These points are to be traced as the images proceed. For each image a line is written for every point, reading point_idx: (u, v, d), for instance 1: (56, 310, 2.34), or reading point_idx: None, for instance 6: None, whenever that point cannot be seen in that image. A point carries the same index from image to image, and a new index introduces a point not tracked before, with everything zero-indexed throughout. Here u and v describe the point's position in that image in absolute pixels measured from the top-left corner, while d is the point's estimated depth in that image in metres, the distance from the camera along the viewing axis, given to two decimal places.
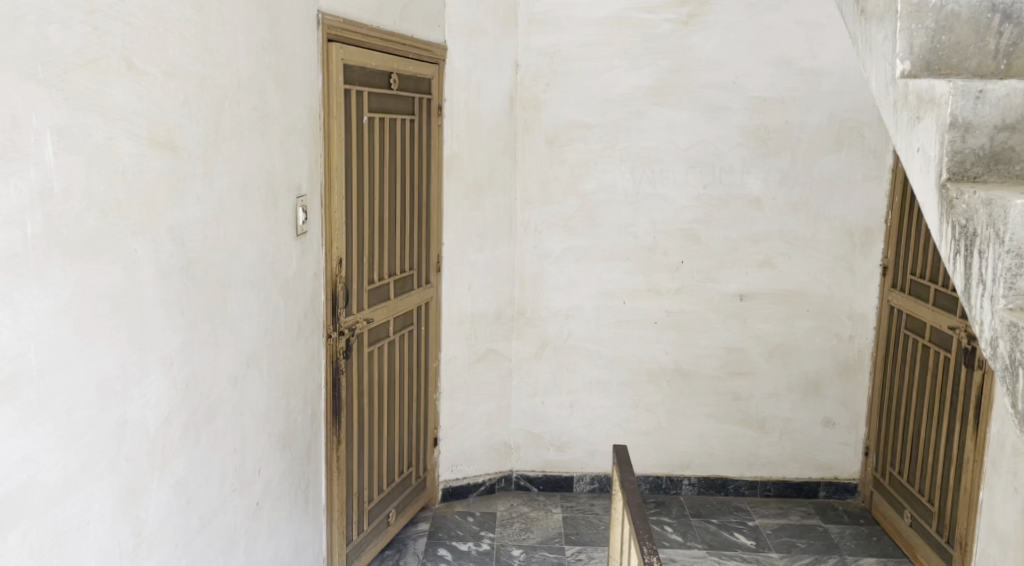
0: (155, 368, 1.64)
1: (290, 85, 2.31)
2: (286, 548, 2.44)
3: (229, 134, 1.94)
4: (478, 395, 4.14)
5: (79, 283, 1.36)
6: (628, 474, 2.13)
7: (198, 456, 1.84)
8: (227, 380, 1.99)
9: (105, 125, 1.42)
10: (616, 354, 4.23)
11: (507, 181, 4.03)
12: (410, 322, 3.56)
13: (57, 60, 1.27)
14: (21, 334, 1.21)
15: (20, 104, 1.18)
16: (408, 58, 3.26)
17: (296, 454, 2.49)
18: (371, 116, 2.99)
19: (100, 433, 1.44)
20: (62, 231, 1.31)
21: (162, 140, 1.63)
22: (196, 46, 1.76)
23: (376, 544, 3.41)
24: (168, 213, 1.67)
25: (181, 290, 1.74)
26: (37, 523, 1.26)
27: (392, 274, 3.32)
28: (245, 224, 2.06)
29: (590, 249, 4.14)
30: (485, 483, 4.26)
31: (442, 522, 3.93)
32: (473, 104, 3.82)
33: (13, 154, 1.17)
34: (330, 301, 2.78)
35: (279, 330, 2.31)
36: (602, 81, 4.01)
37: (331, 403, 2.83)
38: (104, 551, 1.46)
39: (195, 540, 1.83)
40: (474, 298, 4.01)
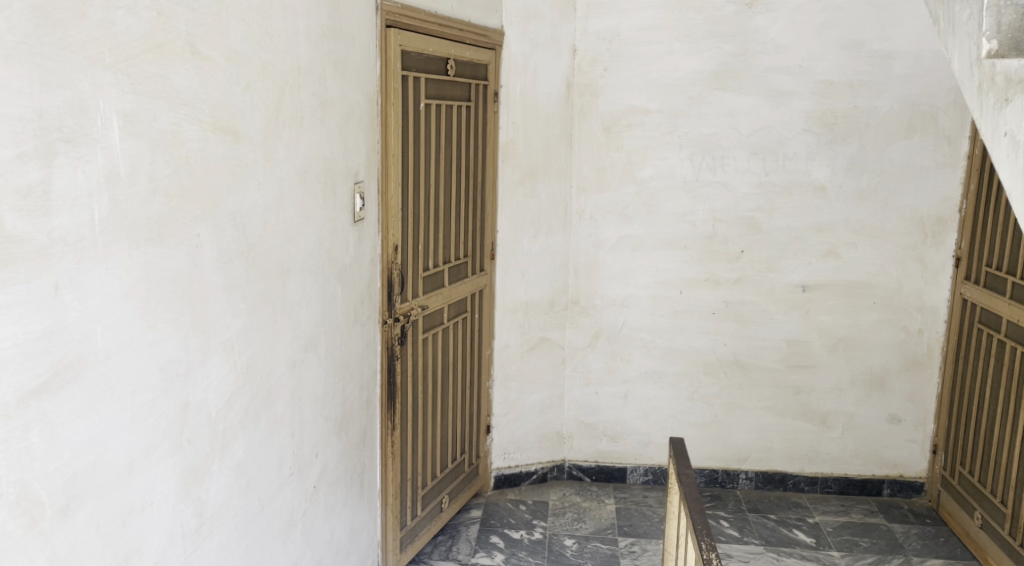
0: (216, 351, 1.66)
1: (349, 73, 2.32)
2: (342, 531, 2.48)
3: (289, 119, 1.95)
4: (531, 384, 4.12)
5: (143, 267, 1.39)
6: (684, 467, 2.10)
7: (258, 440, 1.87)
8: (286, 363, 2.02)
9: (169, 110, 1.45)
10: (671, 344, 4.17)
11: (563, 167, 3.98)
12: (464, 309, 3.57)
13: (123, 45, 1.30)
14: (88, 317, 1.25)
15: (88, 89, 1.22)
16: (465, 43, 3.25)
17: (352, 438, 2.52)
18: (428, 102, 2.98)
19: (164, 416, 1.47)
20: (129, 215, 1.34)
21: (225, 126, 1.65)
22: (258, 31, 1.77)
23: (430, 530, 3.45)
24: (231, 198, 1.69)
25: (242, 275, 1.76)
26: (104, 502, 1.31)
27: (447, 261, 3.32)
28: (304, 210, 2.07)
29: (646, 238, 4.08)
30: (538, 472, 4.25)
31: (495, 509, 3.95)
32: (529, 90, 3.80)
33: (82, 139, 1.21)
34: (386, 287, 2.79)
35: (336, 316, 2.34)
36: (662, 65, 3.93)
37: (386, 388, 2.86)
38: (167, 531, 1.50)
39: (255, 521, 1.87)
40: (528, 287, 3.99)
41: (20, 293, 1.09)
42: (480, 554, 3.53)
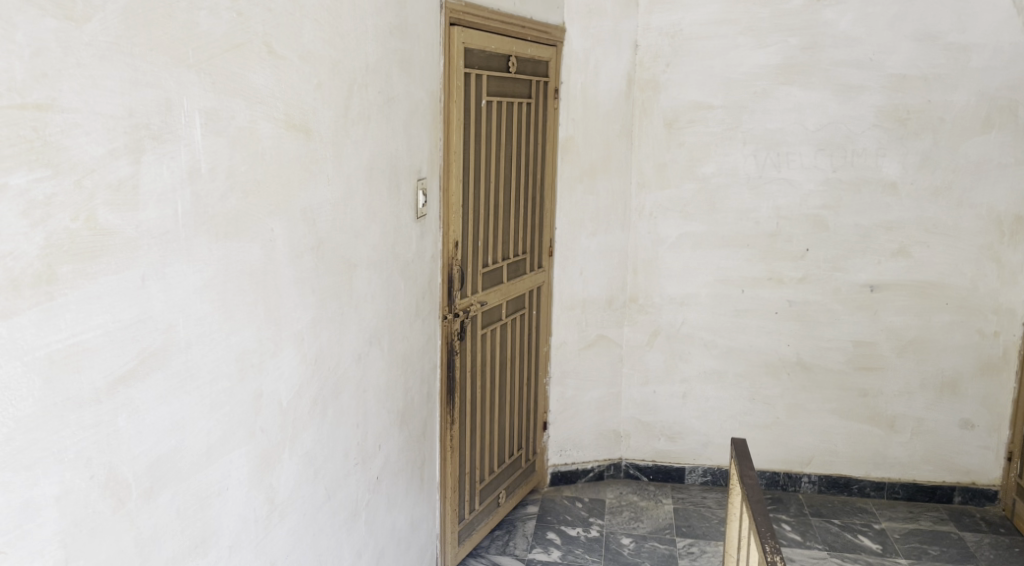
0: (288, 343, 1.72)
1: (414, 70, 2.35)
2: (403, 522, 2.52)
3: (357, 117, 1.99)
4: (589, 381, 4.10)
5: (222, 260, 1.47)
6: (747, 468, 2.07)
7: (325, 430, 1.91)
8: (353, 356, 2.06)
9: (247, 107, 1.51)
10: (732, 344, 4.11)
11: (623, 164, 3.95)
12: (523, 305, 3.58)
13: (205, 45, 1.36)
14: (172, 307, 1.33)
15: (173, 88, 1.29)
16: (526, 40, 3.25)
17: (413, 431, 2.56)
18: (489, 100, 3.00)
19: (239, 405, 1.54)
20: (208, 210, 1.41)
21: (297, 123, 1.70)
22: (329, 30, 1.81)
23: (487, 524, 3.48)
24: (302, 194, 1.74)
25: (312, 269, 1.81)
26: (183, 485, 1.38)
27: (506, 258, 3.34)
28: (371, 206, 2.11)
29: (708, 235, 4.02)
30: (595, 469, 4.23)
31: (551, 505, 3.96)
32: (590, 86, 3.79)
33: (168, 136, 1.29)
34: (446, 282, 2.83)
35: (399, 311, 2.37)
36: (726, 60, 3.86)
37: (446, 382, 2.89)
38: (241, 516, 1.56)
39: (322, 510, 1.91)
40: (586, 284, 3.98)
41: (110, 283, 1.18)
42: (537, 550, 3.54)
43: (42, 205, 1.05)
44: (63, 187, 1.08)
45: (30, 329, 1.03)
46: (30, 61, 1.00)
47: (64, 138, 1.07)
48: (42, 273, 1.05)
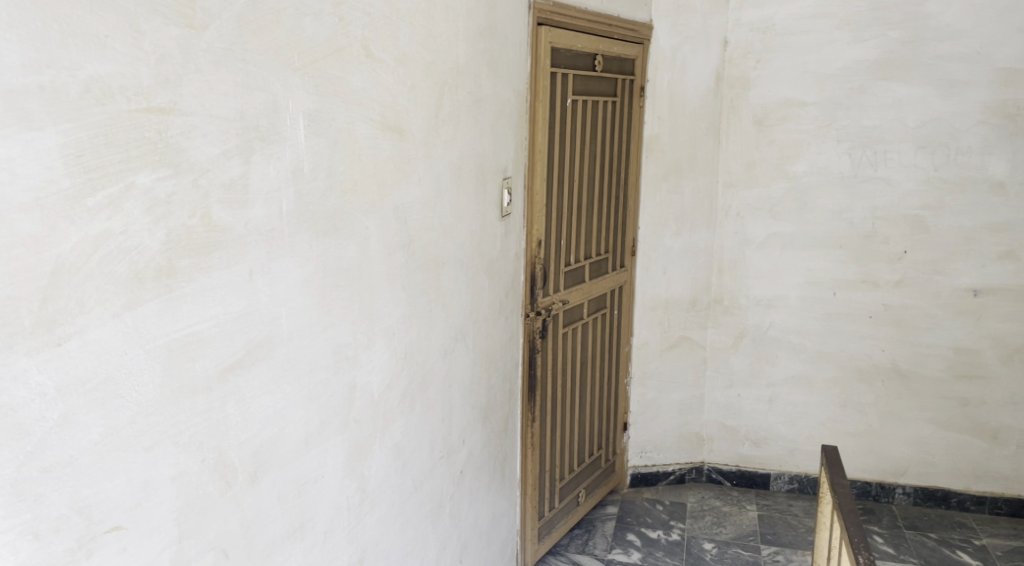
0: (380, 337, 1.78)
1: (502, 70, 2.38)
2: (485, 517, 2.55)
3: (448, 117, 2.03)
4: (672, 383, 4.05)
5: (322, 257, 1.55)
6: (838, 477, 2.01)
7: (414, 422, 1.96)
8: (439, 351, 2.10)
9: (345, 109, 1.58)
10: (822, 348, 3.97)
11: (710, 163, 3.88)
12: (604, 305, 3.57)
13: (310, 49, 1.44)
14: (275, 301, 1.42)
15: (280, 91, 1.38)
16: (613, 39, 3.24)
17: (495, 427, 2.59)
18: (575, 99, 3.01)
19: (335, 396, 1.61)
20: (309, 209, 1.49)
21: (391, 125, 1.76)
22: (423, 33, 1.85)
23: (566, 523, 3.49)
24: (395, 193, 1.80)
25: (402, 266, 1.86)
26: (284, 471, 1.46)
27: (588, 257, 3.34)
28: (458, 205, 2.15)
29: (798, 236, 3.90)
30: (676, 473, 4.18)
31: (631, 507, 3.93)
32: (677, 84, 3.73)
33: (274, 137, 1.38)
34: (529, 281, 2.85)
35: (484, 308, 2.41)
36: (821, 55, 3.74)
37: (527, 380, 2.91)
38: (335, 504, 1.63)
39: (408, 500, 1.96)
40: (669, 284, 3.93)
41: (221, 277, 1.28)
42: (616, 550, 3.53)
43: (164, 202, 1.15)
44: (182, 185, 1.18)
45: (151, 318, 1.14)
46: (155, 67, 1.11)
47: (183, 140, 1.18)
48: (162, 267, 1.16)
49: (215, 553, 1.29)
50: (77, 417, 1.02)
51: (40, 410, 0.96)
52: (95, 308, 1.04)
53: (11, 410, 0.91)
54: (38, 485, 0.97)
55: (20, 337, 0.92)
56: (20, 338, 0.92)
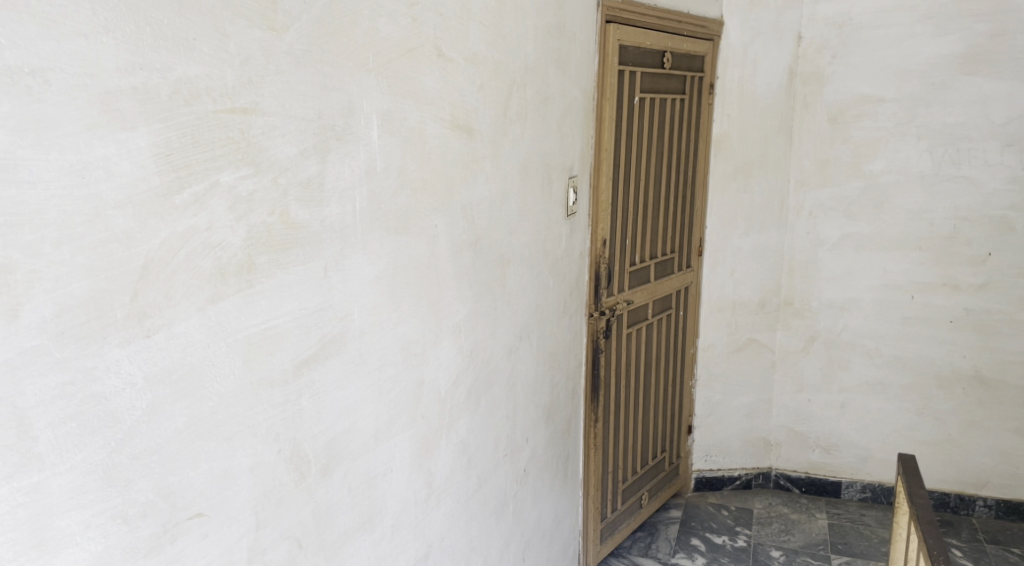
0: (447, 334, 1.80)
1: (569, 69, 2.37)
2: (548, 516, 2.55)
3: (516, 116, 2.04)
4: (739, 386, 3.97)
5: (393, 254, 1.57)
6: (917, 487, 1.93)
7: (479, 419, 1.98)
8: (504, 349, 2.11)
9: (417, 108, 1.60)
10: (898, 353, 3.83)
11: (781, 162, 3.78)
12: (669, 305, 3.52)
13: (384, 50, 1.47)
14: (348, 297, 1.45)
15: (355, 92, 1.41)
16: (682, 36, 3.19)
17: (559, 426, 2.59)
18: (643, 97, 2.98)
19: (403, 392, 1.64)
20: (382, 207, 1.52)
21: (461, 124, 1.77)
22: (492, 32, 1.87)
23: (628, 525, 3.46)
24: (463, 192, 1.81)
25: (470, 264, 1.88)
26: (355, 464, 1.49)
27: (653, 257, 3.30)
28: (524, 203, 2.15)
29: (873, 237, 3.77)
30: (742, 478, 4.09)
31: (695, 511, 3.87)
32: (747, 81, 3.66)
33: (349, 136, 1.41)
34: (593, 280, 2.83)
35: (548, 307, 2.41)
36: (901, 50, 3.60)
37: (591, 380, 2.90)
38: (403, 498, 1.65)
39: (473, 497, 1.98)
40: (737, 285, 3.85)
41: (298, 273, 1.32)
42: (680, 555, 3.48)
43: (246, 200, 1.19)
44: (263, 184, 1.22)
45: (233, 312, 1.18)
46: (240, 69, 1.15)
47: (265, 139, 1.21)
48: (243, 263, 1.20)
49: (289, 543, 1.32)
50: (164, 407, 1.07)
51: (130, 399, 1.01)
52: (182, 301, 1.09)
53: (102, 397, 0.97)
54: (127, 471, 1.02)
55: (112, 329, 0.98)
56: (112, 330, 0.98)
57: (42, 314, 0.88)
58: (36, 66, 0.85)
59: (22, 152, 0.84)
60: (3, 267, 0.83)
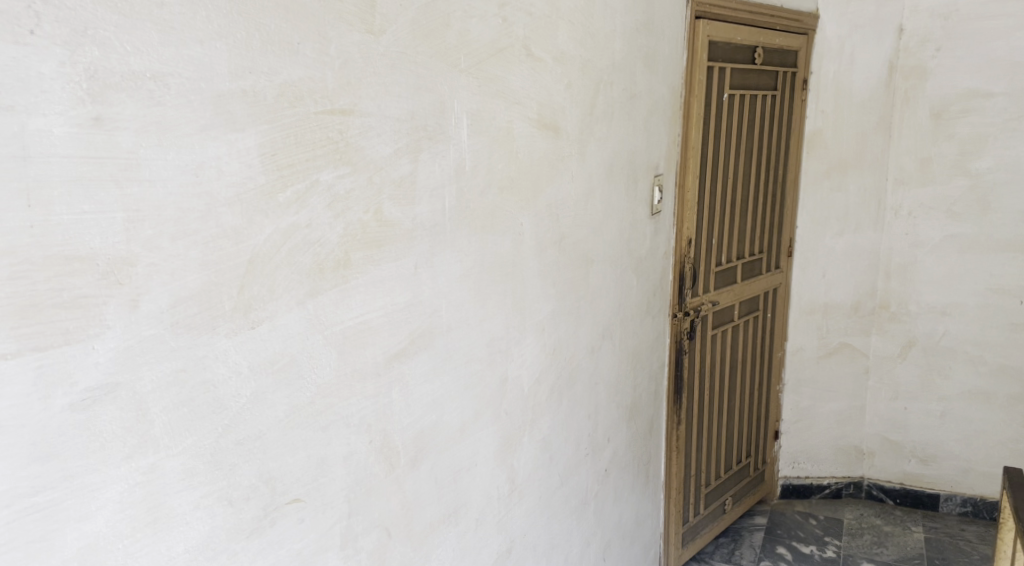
0: (531, 332, 1.82)
1: (657, 66, 2.34)
2: (629, 517, 2.53)
3: (602, 115, 2.03)
4: (830, 392, 3.83)
5: (480, 251, 1.60)
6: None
7: (562, 417, 1.99)
8: (587, 348, 2.11)
9: (506, 108, 1.62)
10: (1005, 362, 3.61)
11: (878, 159, 3.63)
12: (756, 307, 3.43)
13: (475, 51, 1.50)
14: (437, 294, 1.48)
15: (447, 92, 1.44)
16: (775, 30, 3.10)
17: (640, 427, 2.56)
18: (732, 93, 2.91)
19: (488, 387, 1.66)
20: (470, 205, 1.55)
21: (548, 123, 1.78)
22: (581, 31, 1.87)
23: (710, 531, 3.39)
24: (549, 190, 1.82)
25: (554, 262, 1.89)
26: (441, 458, 1.52)
27: (741, 257, 3.22)
28: (609, 202, 2.14)
29: (979, 238, 3.56)
30: (831, 486, 3.95)
31: (780, 519, 3.76)
32: (843, 76, 3.52)
33: (440, 136, 1.44)
34: (678, 280, 2.79)
35: (631, 306, 2.39)
36: (1013, 41, 3.38)
37: (674, 382, 2.85)
38: (487, 492, 1.68)
39: (556, 494, 1.98)
40: (828, 287, 3.71)
41: (390, 270, 1.35)
42: (765, 563, 3.39)
43: (343, 198, 1.23)
44: (359, 182, 1.26)
45: (329, 307, 1.23)
46: (339, 71, 1.19)
47: (361, 140, 1.25)
48: (340, 259, 1.24)
49: (379, 531, 1.36)
50: (266, 396, 1.12)
51: (236, 387, 1.07)
52: (283, 295, 1.14)
53: (211, 384, 1.03)
54: (232, 456, 1.07)
55: (221, 321, 1.04)
56: (220, 322, 1.03)
57: (160, 305, 0.94)
58: (157, 70, 0.92)
59: (143, 152, 0.91)
60: (124, 260, 0.90)
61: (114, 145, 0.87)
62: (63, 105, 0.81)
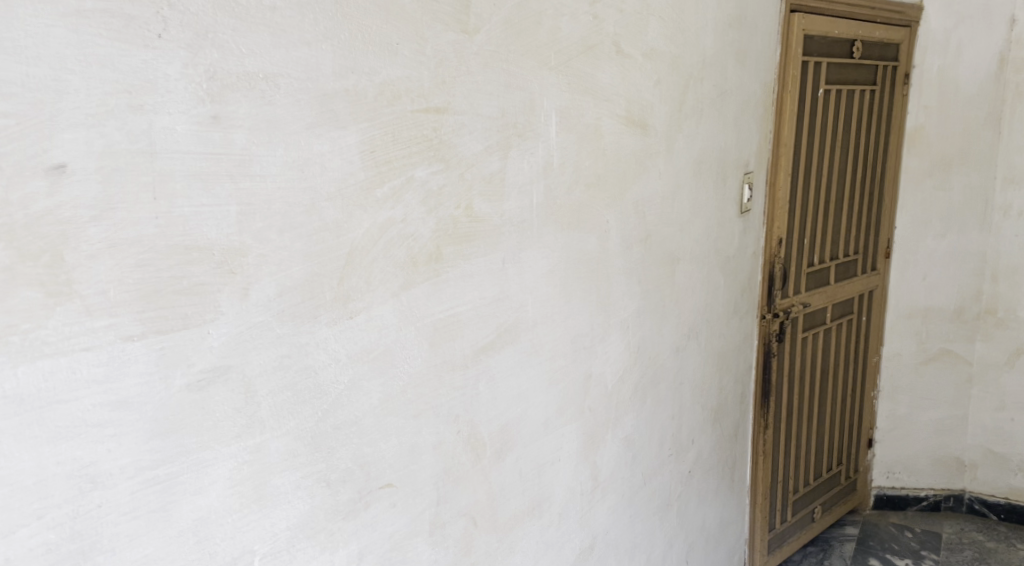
0: (616, 329, 1.81)
1: (749, 61, 2.29)
2: (712, 521, 2.49)
3: (691, 111, 2.00)
4: (929, 401, 3.64)
5: (566, 248, 1.61)
6: None
7: (646, 416, 1.97)
8: (672, 348, 2.08)
9: (595, 105, 1.62)
10: None
11: (987, 156, 3.42)
12: (850, 310, 3.30)
13: (565, 48, 1.51)
14: (523, 289, 1.50)
15: (537, 90, 1.45)
16: (876, 22, 2.98)
17: (726, 429, 2.51)
18: (828, 89, 2.81)
19: (572, 383, 1.67)
20: (558, 202, 1.56)
21: (636, 119, 1.77)
22: (671, 26, 1.85)
23: (798, 539, 3.29)
24: (636, 187, 1.81)
25: (640, 260, 1.88)
26: (526, 451, 1.54)
27: (835, 258, 3.11)
28: (697, 200, 2.11)
29: None
30: (929, 498, 3.76)
31: (873, 530, 3.61)
32: (948, 69, 3.35)
33: (529, 134, 1.46)
34: (767, 281, 2.72)
35: (718, 306, 2.34)
36: None
37: (761, 385, 2.79)
38: (570, 487, 1.69)
39: (639, 493, 1.97)
40: (929, 291, 3.54)
41: (479, 264, 1.38)
42: None
43: (436, 194, 1.27)
44: (451, 178, 1.29)
45: (421, 299, 1.26)
46: (435, 70, 1.23)
47: (454, 137, 1.29)
48: (432, 253, 1.27)
49: (465, 520, 1.39)
50: (362, 383, 1.17)
51: (335, 373, 1.12)
52: (379, 287, 1.18)
53: (312, 370, 1.08)
54: (330, 439, 1.12)
55: (323, 310, 1.08)
56: (321, 311, 1.08)
57: (267, 293, 1.00)
58: (268, 71, 0.97)
59: (255, 149, 0.96)
60: (236, 250, 0.95)
61: (229, 142, 0.93)
62: (185, 104, 0.87)
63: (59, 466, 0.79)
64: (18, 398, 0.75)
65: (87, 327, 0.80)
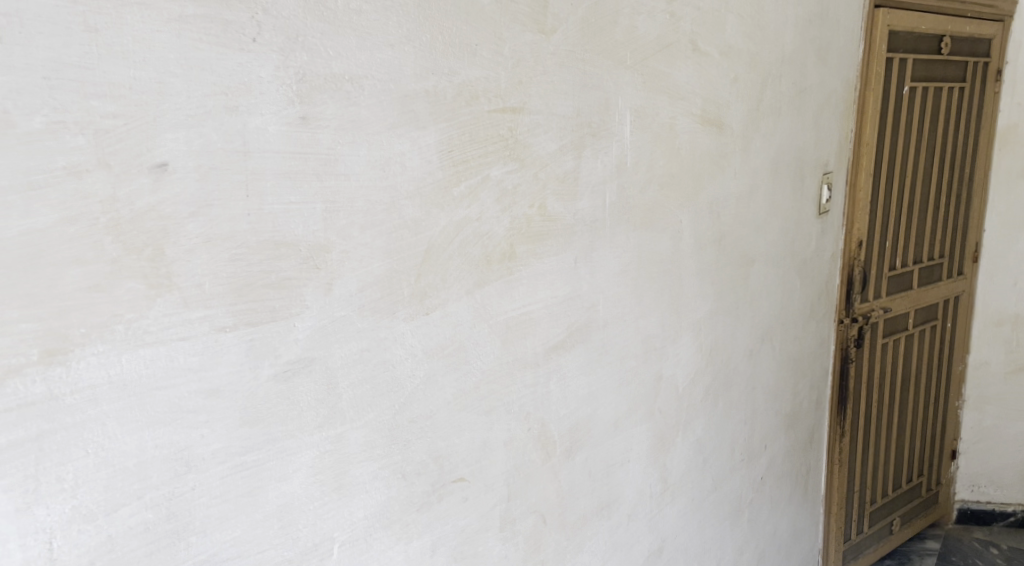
0: (688, 331, 1.79)
1: (830, 57, 2.23)
2: (784, 529, 2.43)
3: (769, 110, 1.96)
4: (1018, 412, 3.46)
5: (638, 248, 1.60)
6: None
7: (717, 419, 1.94)
8: (745, 351, 2.04)
9: (670, 104, 1.61)
10: None
11: None
12: (934, 316, 3.17)
13: (642, 47, 1.50)
14: (595, 289, 1.50)
15: (612, 89, 1.45)
16: (967, 16, 2.85)
17: (799, 436, 2.45)
18: (913, 86, 2.71)
19: (643, 385, 1.66)
20: (631, 202, 1.55)
21: (712, 118, 1.75)
22: (750, 23, 1.82)
23: (875, 552, 3.17)
24: (710, 187, 1.78)
25: (713, 261, 1.85)
26: (595, 450, 1.54)
27: (918, 262, 2.99)
28: (773, 200, 2.06)
29: None
30: (1017, 514, 3.57)
31: (955, 546, 3.46)
32: None
33: (603, 133, 1.45)
34: (845, 284, 2.64)
35: (794, 309, 2.28)
36: None
37: (838, 391, 2.71)
38: (639, 488, 1.67)
39: (709, 498, 1.94)
40: (1020, 297, 3.36)
41: (551, 263, 1.39)
42: None
43: (510, 193, 1.28)
44: (526, 178, 1.30)
45: (495, 297, 1.28)
46: (512, 71, 1.24)
47: (530, 136, 1.29)
48: (506, 251, 1.29)
49: (535, 517, 1.40)
50: (437, 378, 1.19)
51: (412, 367, 1.14)
52: (454, 284, 1.20)
53: (390, 364, 1.10)
54: (406, 432, 1.15)
55: (400, 306, 1.11)
56: (400, 307, 1.11)
57: (349, 289, 1.03)
58: (354, 73, 1.00)
59: (340, 148, 0.99)
60: (321, 246, 0.98)
61: (316, 142, 0.96)
62: (276, 105, 0.91)
63: (157, 449, 0.84)
64: (121, 383, 0.80)
65: (185, 318, 0.84)
